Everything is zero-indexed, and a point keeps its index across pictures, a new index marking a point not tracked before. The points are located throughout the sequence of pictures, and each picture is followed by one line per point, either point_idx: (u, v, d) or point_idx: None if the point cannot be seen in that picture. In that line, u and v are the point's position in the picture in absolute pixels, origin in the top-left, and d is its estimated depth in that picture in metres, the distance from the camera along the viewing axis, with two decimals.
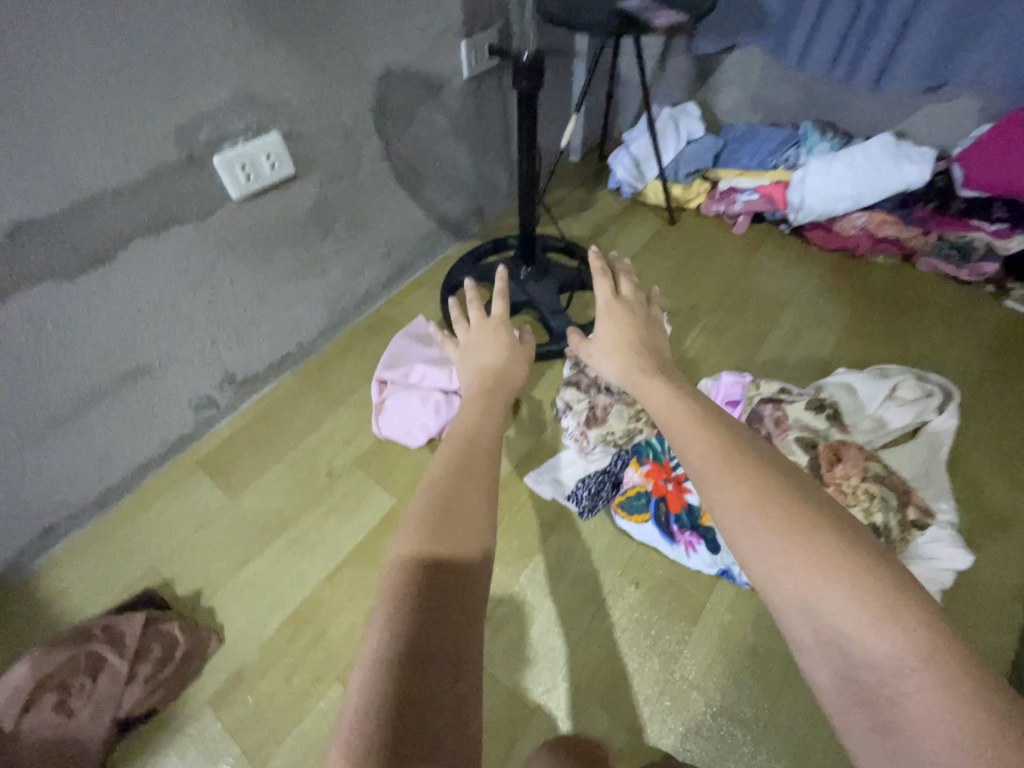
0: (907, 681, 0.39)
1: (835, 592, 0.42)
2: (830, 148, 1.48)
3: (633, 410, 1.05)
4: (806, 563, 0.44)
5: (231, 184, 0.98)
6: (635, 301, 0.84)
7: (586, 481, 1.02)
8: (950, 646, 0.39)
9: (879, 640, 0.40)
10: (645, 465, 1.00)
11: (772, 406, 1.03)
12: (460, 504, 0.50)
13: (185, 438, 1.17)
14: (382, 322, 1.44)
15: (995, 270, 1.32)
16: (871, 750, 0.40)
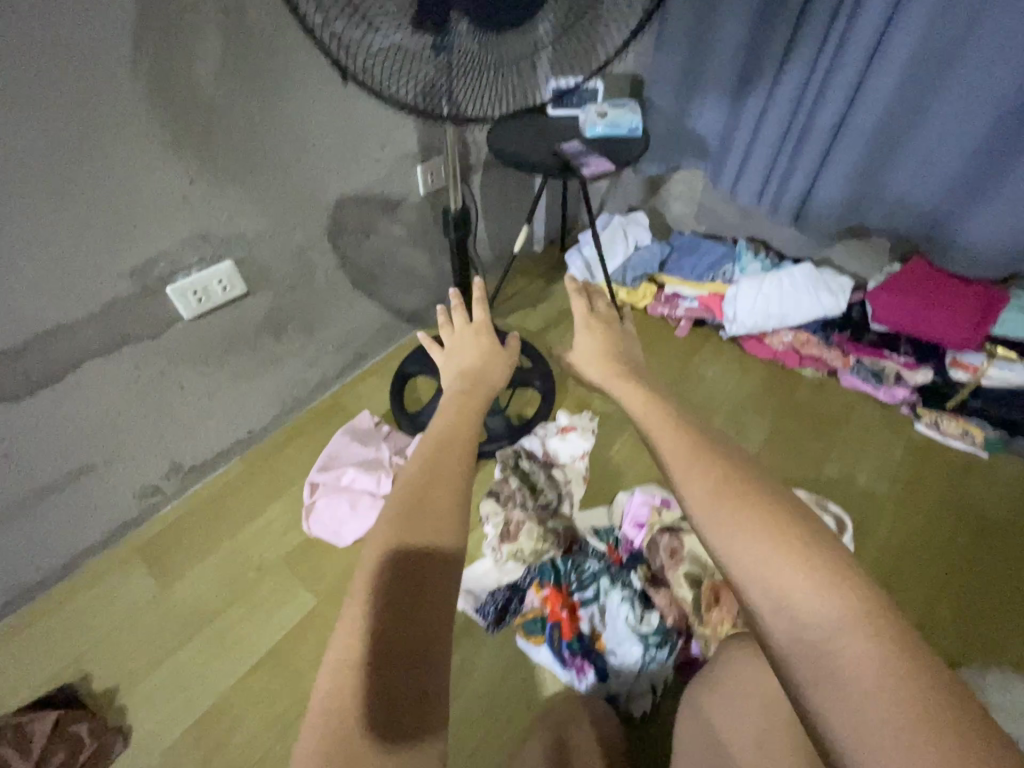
0: (842, 640, 0.42)
1: (788, 568, 0.46)
2: (760, 268, 1.59)
3: (542, 529, 1.12)
4: (763, 540, 0.47)
5: (183, 307, 1.08)
6: (608, 317, 0.98)
7: (495, 596, 1.08)
8: (884, 612, 0.43)
9: (818, 603, 0.44)
10: (545, 588, 1.07)
11: (670, 535, 1.09)
12: (427, 504, 0.55)
13: (127, 525, 1.23)
14: (333, 410, 1.52)
15: (908, 394, 1.40)
16: (819, 711, 0.42)
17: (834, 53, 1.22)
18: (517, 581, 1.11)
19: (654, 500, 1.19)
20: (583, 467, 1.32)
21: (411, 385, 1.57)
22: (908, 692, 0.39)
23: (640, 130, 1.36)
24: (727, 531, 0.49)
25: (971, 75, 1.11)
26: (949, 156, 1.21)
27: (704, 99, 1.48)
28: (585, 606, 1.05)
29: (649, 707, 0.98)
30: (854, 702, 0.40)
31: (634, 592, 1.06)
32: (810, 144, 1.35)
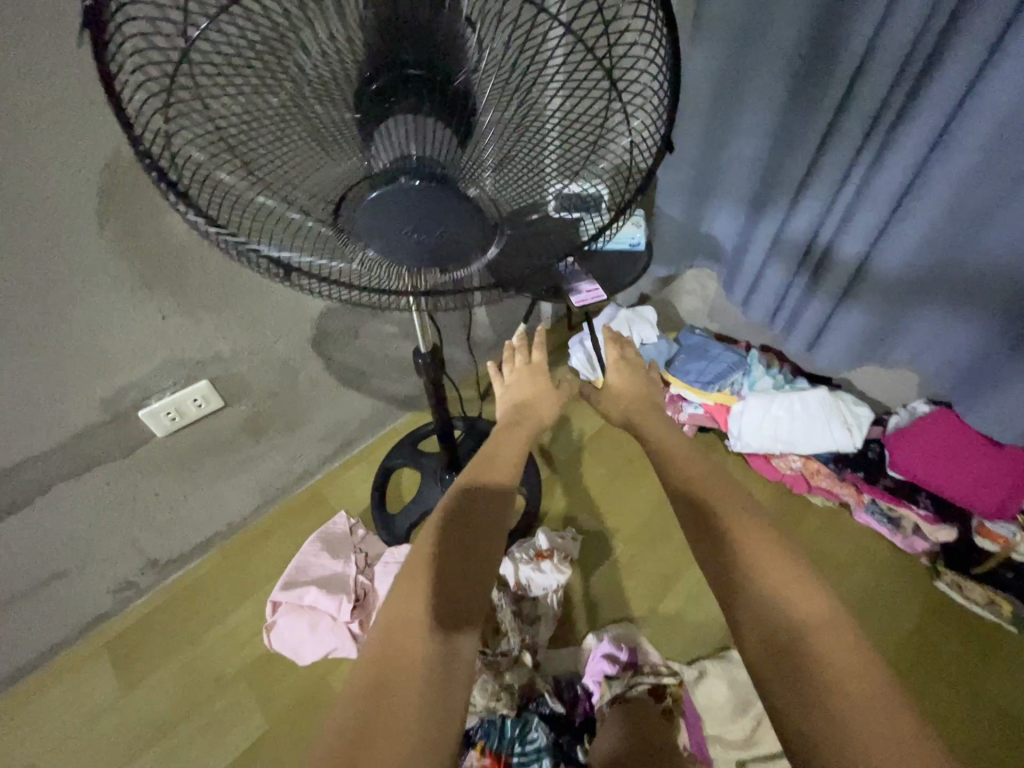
0: (809, 636, 0.64)
1: (773, 585, 0.69)
2: (772, 383, 1.48)
3: (496, 686, 1.11)
4: (758, 560, 0.72)
5: (156, 427, 1.09)
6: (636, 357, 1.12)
7: None
8: (840, 622, 0.66)
9: (796, 611, 0.67)
10: (487, 755, 1.05)
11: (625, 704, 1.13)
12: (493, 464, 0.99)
13: (101, 617, 1.26)
14: (316, 499, 1.51)
15: (930, 547, 1.27)
16: (788, 699, 0.62)
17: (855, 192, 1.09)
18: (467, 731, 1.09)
19: (620, 654, 1.21)
20: (555, 601, 1.29)
21: (395, 478, 1.54)
22: (853, 676, 0.61)
23: (642, 245, 1.31)
24: (735, 539, 0.75)
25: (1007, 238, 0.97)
26: (982, 316, 1.07)
27: (716, 209, 1.36)
28: None
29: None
30: (819, 684, 0.61)
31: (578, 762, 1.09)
32: (827, 283, 1.22)
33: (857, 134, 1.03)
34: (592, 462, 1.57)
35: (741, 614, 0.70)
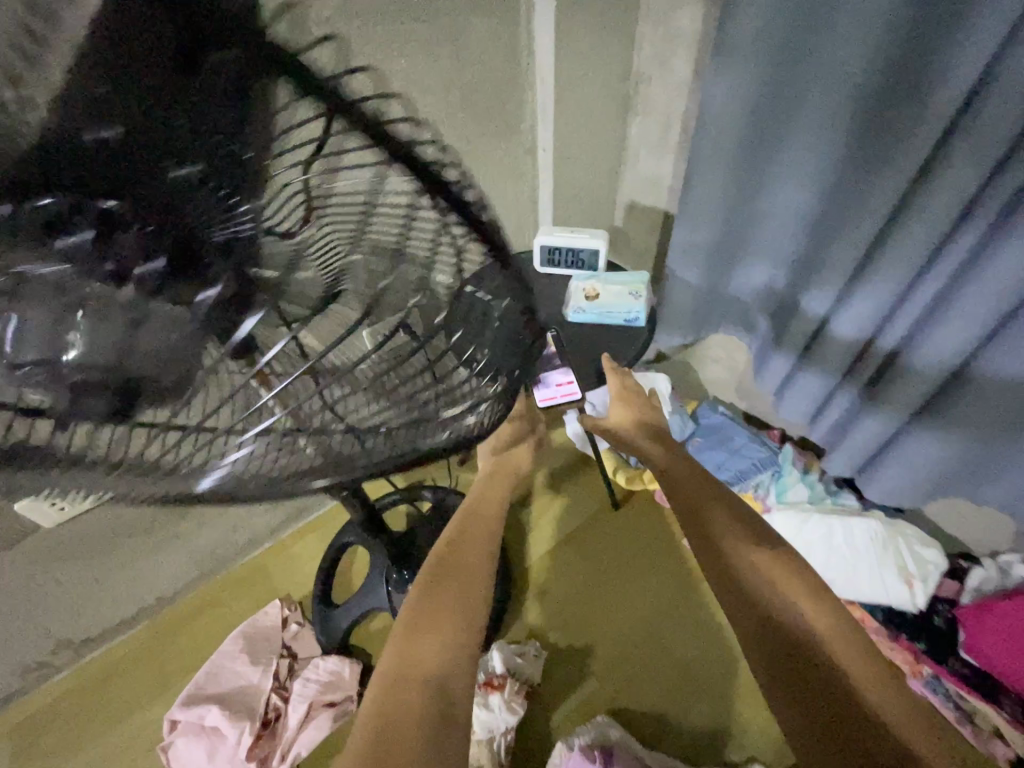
0: (828, 649, 0.62)
1: (789, 592, 0.67)
2: (808, 493, 1.15)
3: None
4: (766, 570, 0.70)
5: (42, 517, 0.95)
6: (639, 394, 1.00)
7: None
8: (854, 621, 0.65)
9: (812, 619, 0.64)
10: None
11: None
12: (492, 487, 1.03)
13: (10, 698, 1.16)
14: (260, 573, 1.35)
15: (1013, 757, 0.90)
16: (796, 719, 0.59)
17: (945, 281, 0.78)
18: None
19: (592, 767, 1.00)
20: (502, 748, 1.06)
21: (346, 557, 1.34)
22: (880, 689, 0.58)
23: (641, 323, 1.04)
24: (737, 548, 0.73)
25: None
26: None
27: (747, 276, 1.05)
28: None
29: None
30: (841, 697, 0.58)
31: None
32: (889, 399, 0.91)
33: (954, 207, 0.71)
34: (576, 562, 1.31)
35: (752, 633, 0.66)
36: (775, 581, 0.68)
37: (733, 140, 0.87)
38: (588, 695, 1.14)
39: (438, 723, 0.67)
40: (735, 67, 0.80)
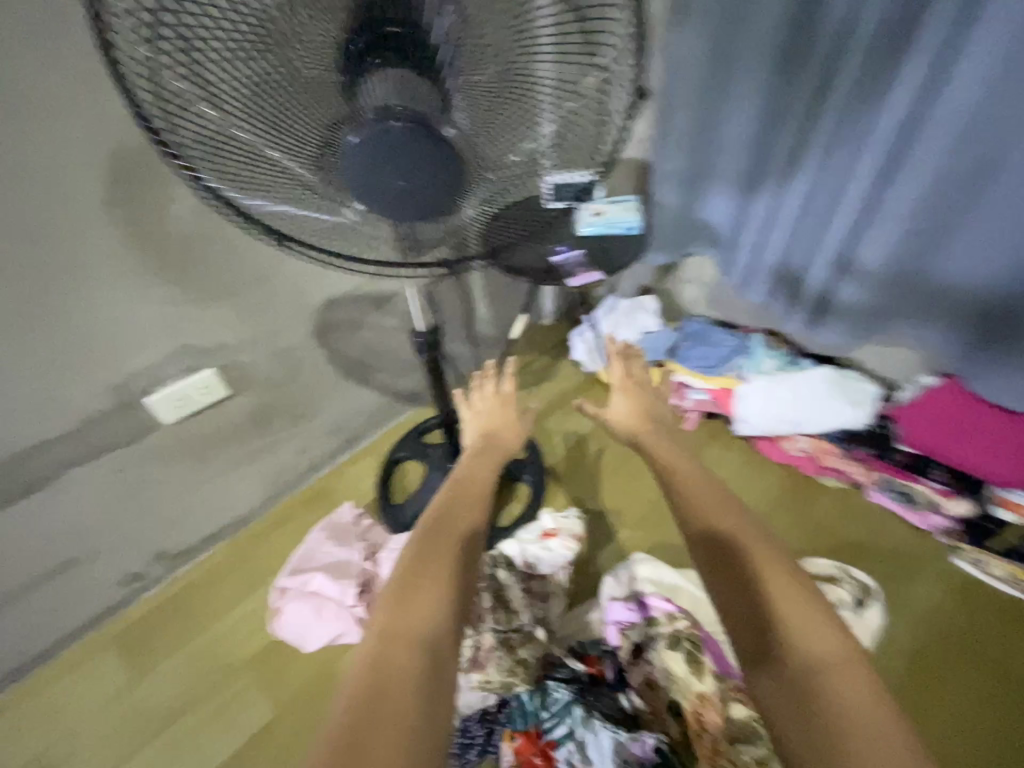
0: (832, 671, 0.65)
1: (797, 618, 0.70)
2: (776, 365, 1.48)
3: (512, 661, 1.07)
4: (789, 602, 0.72)
5: (165, 414, 1.12)
6: (644, 382, 1.16)
7: (475, 732, 1.04)
8: (854, 660, 0.66)
9: (817, 637, 0.68)
10: (517, 737, 1.01)
11: (642, 660, 1.07)
12: (478, 462, 1.02)
13: (112, 609, 1.28)
14: (322, 493, 1.53)
15: (946, 523, 1.26)
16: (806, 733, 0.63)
17: (930, 217, 1.11)
18: (489, 710, 1.06)
19: (633, 613, 1.14)
20: (564, 577, 1.24)
21: (400, 471, 1.56)
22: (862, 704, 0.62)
23: (638, 229, 1.30)
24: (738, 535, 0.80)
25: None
26: (967, 299, 1.14)
27: (711, 192, 1.41)
28: (559, 746, 0.99)
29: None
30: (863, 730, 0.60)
31: (618, 712, 1.04)
32: (814, 274, 1.33)
33: (937, 151, 1.04)
34: (598, 451, 1.56)
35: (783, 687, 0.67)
36: (802, 614, 0.70)
37: (696, 86, 1.27)
38: (622, 544, 1.36)
39: (425, 679, 0.66)
40: (698, 33, 1.21)
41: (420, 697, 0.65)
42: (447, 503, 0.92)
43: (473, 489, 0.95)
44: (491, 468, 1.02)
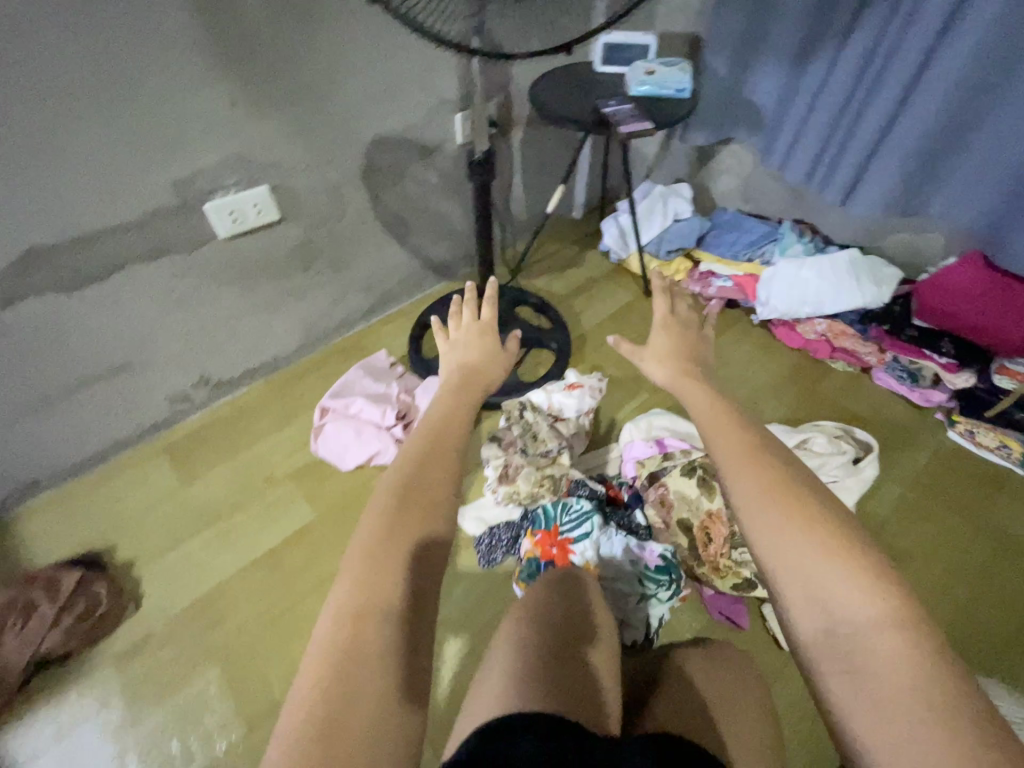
0: (873, 635, 0.52)
1: (839, 580, 0.55)
2: (803, 250, 1.52)
3: (539, 474, 1.19)
4: (836, 564, 0.55)
5: (219, 226, 1.15)
6: (689, 320, 0.91)
7: (499, 532, 1.16)
8: (905, 616, 0.52)
9: (861, 601, 0.53)
10: (537, 534, 1.11)
11: (656, 484, 1.17)
12: (454, 399, 0.74)
13: (159, 425, 1.35)
14: (354, 348, 1.59)
15: (943, 399, 1.36)
16: (856, 706, 0.52)
17: (933, 151, 1.24)
18: (514, 520, 1.18)
19: (651, 449, 1.24)
20: (586, 423, 1.32)
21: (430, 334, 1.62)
22: (905, 671, 0.50)
23: (687, 93, 1.30)
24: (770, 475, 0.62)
25: (1015, 186, 1.17)
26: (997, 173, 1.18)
27: (764, 62, 1.38)
28: (576, 542, 1.09)
29: (641, 640, 1.01)
30: (902, 697, 0.50)
31: (635, 526, 1.15)
32: (855, 144, 1.32)
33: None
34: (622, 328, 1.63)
35: (819, 653, 0.55)
36: (841, 575, 0.55)
37: None
38: (641, 405, 1.44)
39: (387, 682, 0.48)
40: None
41: (396, 691, 0.48)
42: (413, 451, 0.64)
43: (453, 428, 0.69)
44: (469, 401, 0.75)
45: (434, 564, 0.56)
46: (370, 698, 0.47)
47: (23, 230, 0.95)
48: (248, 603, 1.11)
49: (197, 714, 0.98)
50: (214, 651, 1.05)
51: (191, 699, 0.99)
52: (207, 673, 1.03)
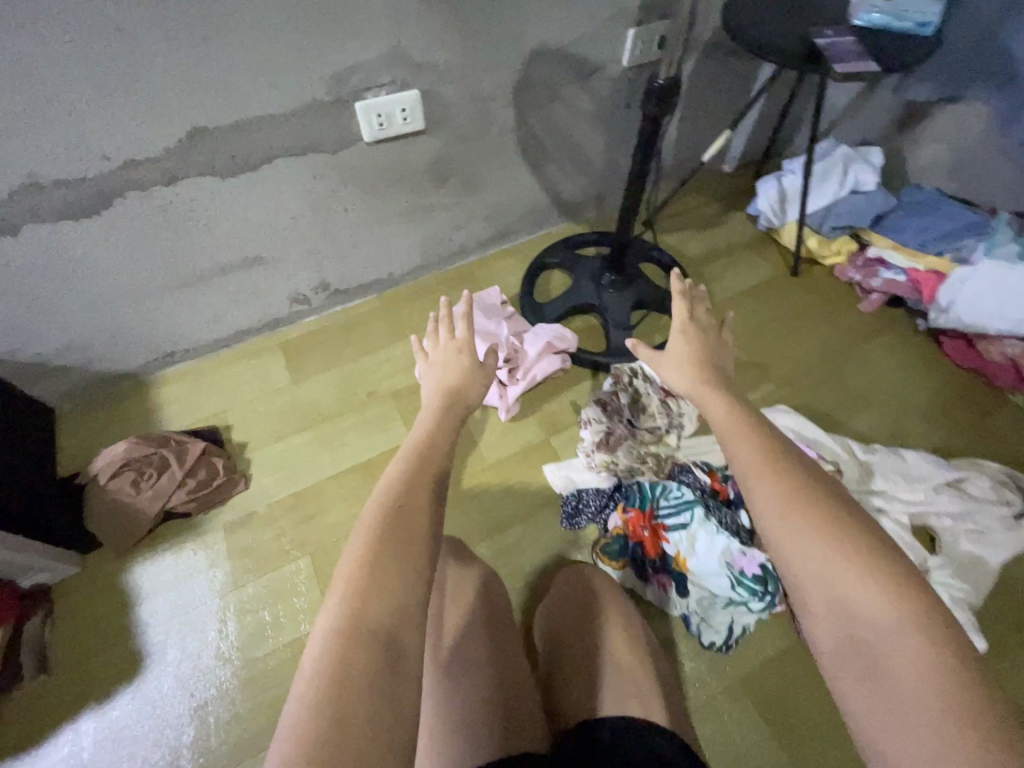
0: (894, 636, 0.48)
1: (851, 583, 0.51)
2: (1020, 251, 1.22)
3: (642, 450, 1.12)
4: (846, 565, 0.52)
5: (365, 128, 1.10)
6: (709, 323, 0.88)
7: (587, 498, 1.11)
8: (932, 620, 0.48)
9: (878, 607, 0.50)
10: (629, 511, 1.06)
11: None
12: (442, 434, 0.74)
13: (280, 320, 1.41)
14: (466, 277, 1.54)
15: None
16: (882, 725, 0.46)
17: None
18: (605, 489, 1.12)
19: None
20: None
21: (545, 276, 1.53)
22: (929, 682, 0.45)
23: (931, 29, 1.06)
24: (782, 483, 0.59)
25: None
26: None
27: None
28: (669, 530, 1.03)
29: (719, 644, 0.97)
30: (925, 710, 0.44)
31: (737, 526, 1.02)
32: None
33: None
34: (756, 307, 1.46)
35: (834, 665, 0.51)
36: (850, 576, 0.52)
37: None
38: (764, 396, 1.30)
39: (386, 679, 0.45)
40: None
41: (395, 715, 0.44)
42: (402, 471, 0.63)
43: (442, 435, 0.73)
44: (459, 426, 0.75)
45: (425, 573, 0.54)
46: (362, 714, 0.43)
47: (188, 107, 0.94)
48: (340, 506, 1.16)
49: (287, 596, 1.06)
50: (307, 543, 1.12)
51: (284, 581, 1.08)
52: (299, 562, 1.10)
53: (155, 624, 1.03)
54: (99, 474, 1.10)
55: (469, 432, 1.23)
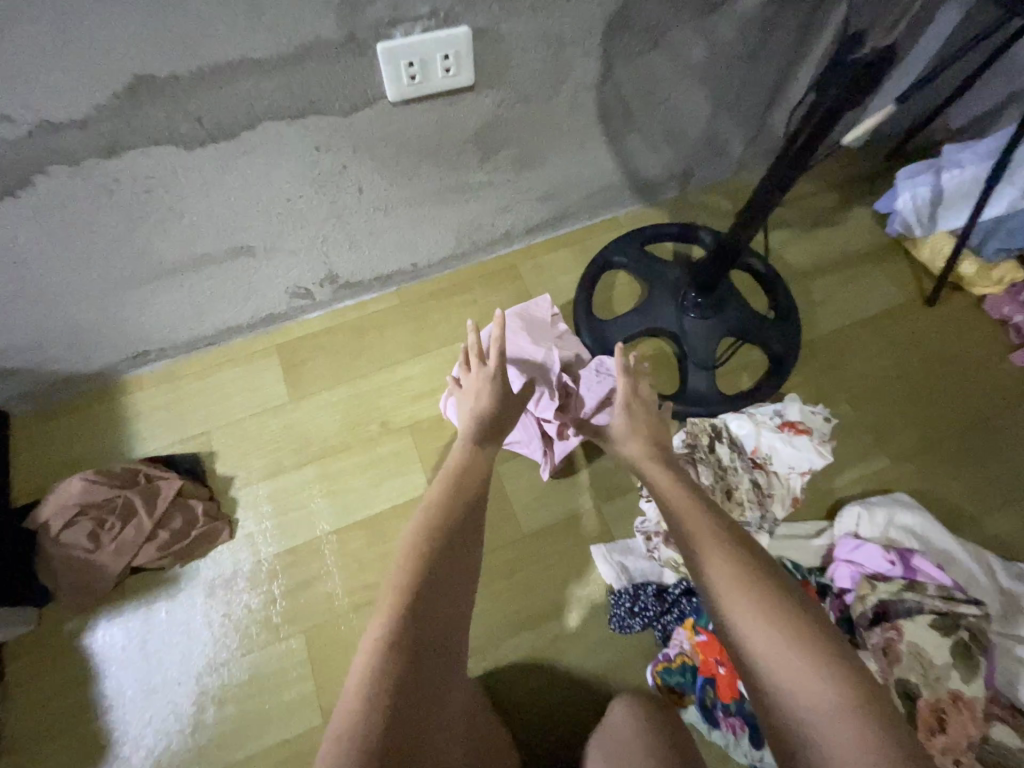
0: (831, 714, 0.50)
1: (788, 662, 0.54)
2: None
3: None
4: (780, 642, 0.55)
5: (391, 82, 0.77)
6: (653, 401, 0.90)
7: (646, 603, 0.89)
8: (867, 702, 0.50)
9: (818, 691, 0.51)
10: (700, 633, 0.85)
11: (888, 623, 0.82)
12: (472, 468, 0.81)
13: (275, 316, 1.14)
14: (508, 273, 1.23)
15: None
16: None
17: None
18: (667, 590, 0.91)
19: (889, 565, 0.86)
20: (799, 485, 0.96)
21: (607, 280, 1.21)
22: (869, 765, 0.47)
23: None
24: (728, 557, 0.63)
25: None
26: None
27: None
28: None
29: None
30: None
31: None
32: None
33: None
34: (874, 346, 1.14)
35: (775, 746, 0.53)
36: (784, 651, 0.54)
37: None
38: (875, 472, 1.03)
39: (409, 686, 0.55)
40: None
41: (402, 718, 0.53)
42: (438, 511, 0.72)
43: (469, 482, 0.77)
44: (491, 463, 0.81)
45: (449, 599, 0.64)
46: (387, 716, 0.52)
47: (126, 43, 0.62)
48: (341, 572, 0.97)
49: (278, 684, 0.89)
50: (302, 616, 0.94)
51: (274, 663, 0.91)
52: (291, 640, 0.93)
53: (123, 705, 0.88)
54: (49, 522, 0.91)
55: (502, 491, 1.00)
